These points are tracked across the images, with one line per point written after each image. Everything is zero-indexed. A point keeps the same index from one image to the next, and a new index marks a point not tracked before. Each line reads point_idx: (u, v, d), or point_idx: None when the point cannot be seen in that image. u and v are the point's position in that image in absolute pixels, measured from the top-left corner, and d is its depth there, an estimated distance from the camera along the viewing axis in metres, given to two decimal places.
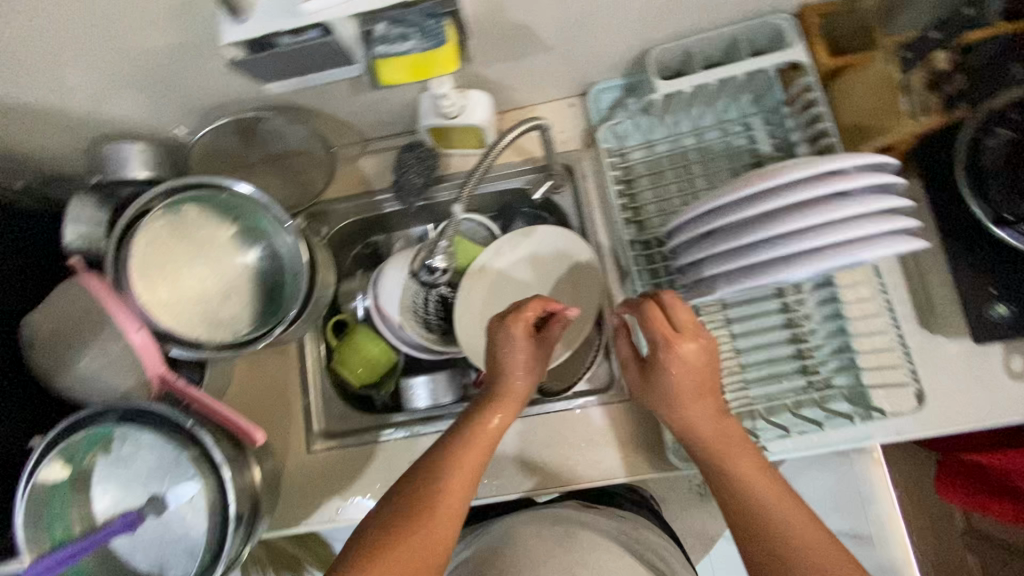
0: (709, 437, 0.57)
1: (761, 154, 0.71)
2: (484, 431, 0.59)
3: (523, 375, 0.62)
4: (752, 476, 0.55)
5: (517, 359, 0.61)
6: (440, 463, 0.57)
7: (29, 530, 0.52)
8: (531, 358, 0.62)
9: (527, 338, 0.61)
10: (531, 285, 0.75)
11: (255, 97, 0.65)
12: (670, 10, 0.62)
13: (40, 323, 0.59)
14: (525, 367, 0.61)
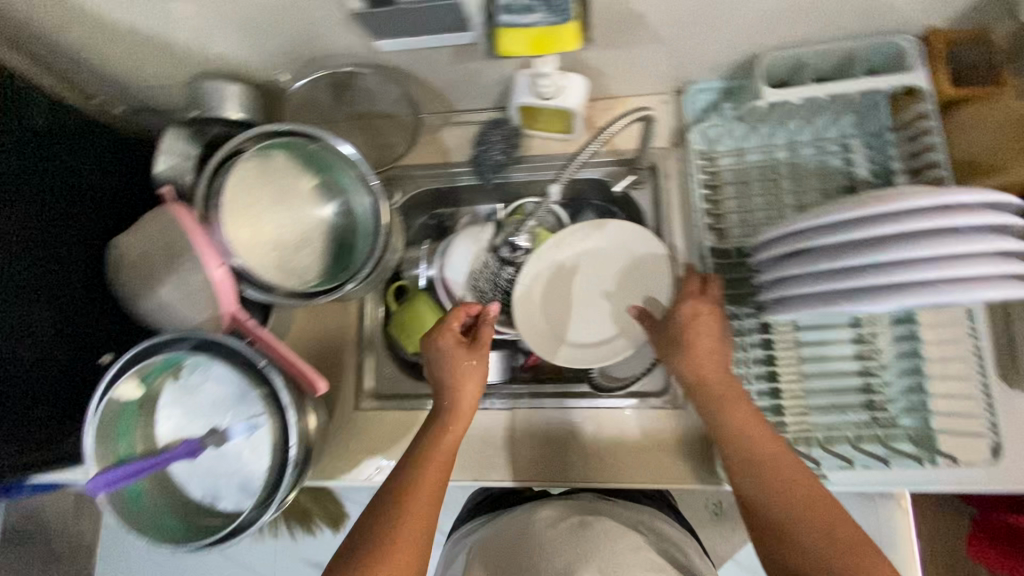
0: (721, 393, 0.57)
1: (856, 178, 0.69)
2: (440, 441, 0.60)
3: (463, 386, 0.62)
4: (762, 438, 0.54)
5: (452, 373, 0.62)
6: (405, 475, 0.58)
7: (99, 442, 0.54)
8: (466, 368, 0.62)
9: (450, 351, 0.63)
10: (597, 278, 0.74)
11: (355, 52, 0.65)
12: (793, 16, 0.60)
13: (128, 246, 0.61)
14: (462, 379, 0.62)
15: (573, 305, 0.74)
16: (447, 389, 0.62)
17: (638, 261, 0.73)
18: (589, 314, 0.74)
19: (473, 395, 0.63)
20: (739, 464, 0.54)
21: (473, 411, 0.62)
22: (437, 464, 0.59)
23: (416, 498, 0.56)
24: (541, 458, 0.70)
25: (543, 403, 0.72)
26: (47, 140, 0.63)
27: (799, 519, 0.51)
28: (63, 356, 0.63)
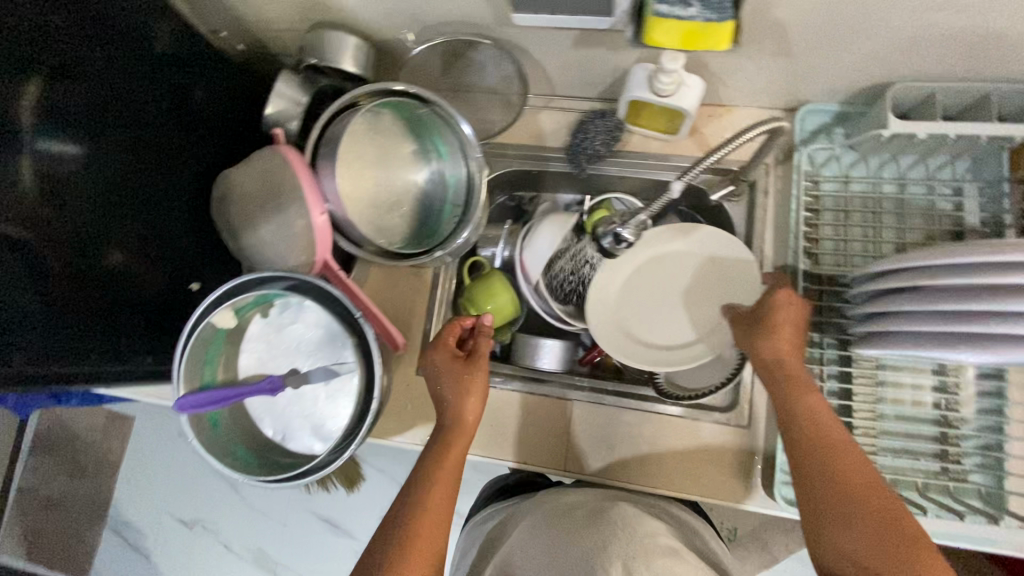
0: (794, 377, 0.54)
1: (964, 224, 0.67)
2: (445, 455, 0.61)
3: (465, 399, 0.63)
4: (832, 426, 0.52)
5: (452, 387, 0.63)
6: (417, 484, 0.60)
7: (190, 365, 0.56)
8: (466, 383, 0.63)
9: (449, 366, 0.64)
10: (677, 283, 0.74)
11: (479, 24, 0.65)
12: (936, 48, 0.58)
13: (237, 182, 0.63)
14: (463, 394, 0.63)
15: (652, 303, 0.75)
16: (450, 406, 0.63)
17: (726, 268, 0.72)
18: (665, 316, 0.74)
19: (475, 408, 0.63)
20: (802, 447, 0.51)
21: (477, 422, 0.63)
22: (446, 477, 0.60)
23: (431, 504, 0.58)
24: (594, 452, 0.71)
25: (603, 399, 0.73)
26: (166, 63, 0.66)
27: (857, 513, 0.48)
28: (159, 270, 0.67)
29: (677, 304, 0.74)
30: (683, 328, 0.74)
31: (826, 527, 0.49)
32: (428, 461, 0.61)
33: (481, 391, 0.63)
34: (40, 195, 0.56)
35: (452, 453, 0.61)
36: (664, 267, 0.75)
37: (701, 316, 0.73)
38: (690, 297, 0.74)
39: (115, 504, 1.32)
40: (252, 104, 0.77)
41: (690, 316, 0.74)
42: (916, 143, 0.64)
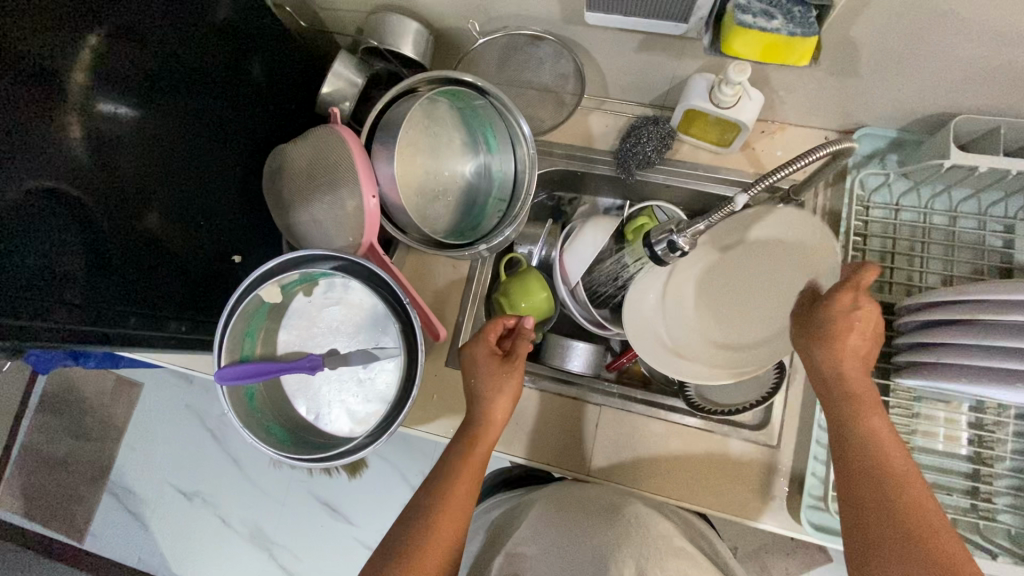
0: (854, 388, 0.53)
1: (1014, 261, 0.66)
2: (475, 453, 0.61)
3: (496, 398, 0.62)
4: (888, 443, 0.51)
5: (485, 384, 0.62)
6: (440, 478, 0.59)
7: (233, 337, 0.56)
8: (499, 382, 0.62)
9: (486, 363, 0.63)
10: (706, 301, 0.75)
11: (544, 20, 0.65)
12: (1006, 83, 0.57)
13: (296, 157, 0.63)
14: (496, 392, 0.62)
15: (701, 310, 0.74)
16: (480, 403, 0.62)
17: (806, 255, 0.67)
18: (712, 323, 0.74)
19: (505, 407, 0.63)
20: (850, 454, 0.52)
21: (505, 421, 0.63)
22: (470, 473, 0.60)
23: (451, 501, 0.58)
24: (618, 459, 0.70)
25: (631, 406, 0.72)
26: (225, 32, 0.66)
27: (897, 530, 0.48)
28: (201, 239, 0.67)
29: (727, 313, 0.74)
30: (731, 337, 0.72)
31: (865, 538, 0.49)
32: (453, 456, 0.61)
33: (514, 391, 0.63)
34: (89, 151, 0.53)
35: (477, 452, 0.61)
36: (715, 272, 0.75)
37: (740, 331, 0.72)
38: (745, 304, 0.73)
39: (117, 467, 1.32)
40: (304, 87, 0.80)
41: (742, 324, 0.72)
42: (974, 176, 0.63)
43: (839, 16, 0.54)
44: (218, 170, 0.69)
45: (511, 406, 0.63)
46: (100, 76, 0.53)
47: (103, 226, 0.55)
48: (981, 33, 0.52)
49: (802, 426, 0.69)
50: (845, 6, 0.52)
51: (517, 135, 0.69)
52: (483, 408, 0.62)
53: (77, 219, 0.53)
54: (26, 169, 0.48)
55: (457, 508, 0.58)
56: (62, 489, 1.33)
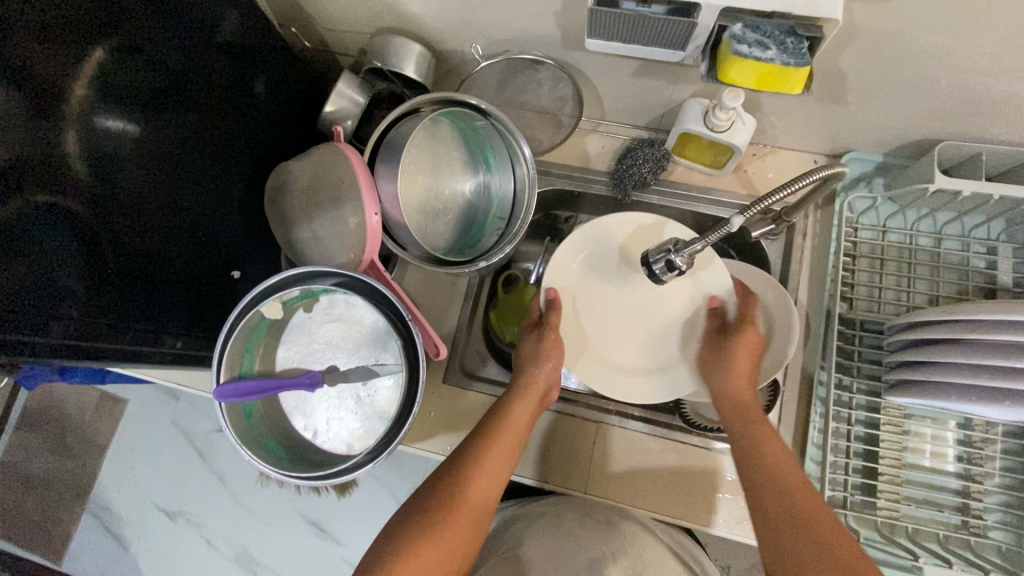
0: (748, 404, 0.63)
1: (996, 283, 0.68)
2: (512, 423, 0.63)
3: (537, 370, 0.67)
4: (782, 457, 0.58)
5: (528, 359, 0.68)
6: (476, 442, 0.61)
7: (232, 352, 0.56)
8: (536, 352, 0.68)
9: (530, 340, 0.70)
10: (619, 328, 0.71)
11: (544, 45, 0.67)
12: (984, 112, 0.60)
13: (298, 176, 0.64)
14: (537, 364, 0.67)
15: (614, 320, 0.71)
16: (522, 374, 0.67)
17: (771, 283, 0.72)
18: (614, 329, 0.71)
19: (544, 377, 0.67)
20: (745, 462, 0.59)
21: (543, 398, 0.67)
22: (508, 437, 0.62)
23: (488, 461, 0.60)
24: (615, 478, 0.70)
25: (627, 423, 0.72)
26: (227, 50, 0.67)
27: (798, 527, 0.51)
28: (198, 255, 0.67)
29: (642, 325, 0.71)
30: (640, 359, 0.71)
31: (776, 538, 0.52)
32: (492, 417, 0.63)
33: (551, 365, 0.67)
34: (87, 166, 0.52)
35: (515, 415, 0.64)
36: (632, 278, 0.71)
37: (654, 347, 0.71)
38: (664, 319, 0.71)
39: (99, 486, 1.28)
40: (303, 106, 0.82)
41: (652, 340, 0.71)
42: (958, 200, 0.66)
43: (828, 48, 0.57)
44: (216, 186, 0.69)
45: (551, 384, 0.68)
46: (102, 89, 0.52)
47: (100, 240, 0.54)
48: (962, 65, 0.54)
49: (797, 444, 0.69)
50: (835, 37, 0.55)
51: (517, 156, 0.70)
52: (525, 382, 0.67)
53: (74, 233, 0.52)
54: (27, 184, 0.48)
55: (488, 472, 0.59)
56: (40, 510, 1.29)
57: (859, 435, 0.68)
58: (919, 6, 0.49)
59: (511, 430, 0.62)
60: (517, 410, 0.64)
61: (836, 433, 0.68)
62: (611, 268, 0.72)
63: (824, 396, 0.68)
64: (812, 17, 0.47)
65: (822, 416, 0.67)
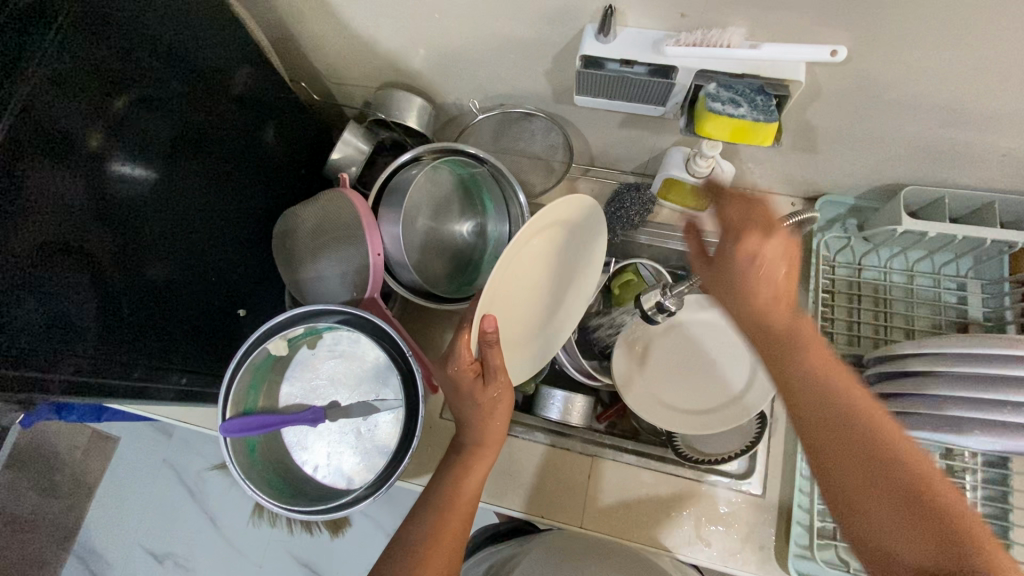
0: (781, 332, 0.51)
1: (969, 318, 0.72)
2: (463, 493, 0.59)
3: (489, 420, 0.59)
4: (843, 377, 0.49)
5: (477, 413, 0.59)
6: (428, 517, 0.58)
7: (238, 390, 0.57)
8: (490, 401, 0.58)
9: (467, 387, 0.57)
10: (532, 300, 0.65)
11: (537, 98, 0.72)
12: (944, 159, 0.65)
13: (303, 219, 0.67)
14: (484, 417, 0.59)
15: (521, 300, 0.63)
16: (472, 425, 0.60)
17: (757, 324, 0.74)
18: (518, 300, 0.63)
19: (500, 424, 0.60)
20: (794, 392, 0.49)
21: (502, 439, 0.61)
22: (460, 507, 0.58)
23: (449, 525, 0.57)
24: (609, 511, 0.71)
25: (622, 456, 0.74)
26: (240, 102, 0.71)
27: (878, 474, 0.44)
28: (206, 294, 0.70)
29: (534, 285, 0.65)
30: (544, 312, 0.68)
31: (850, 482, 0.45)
32: (442, 486, 0.59)
33: (504, 408, 0.59)
34: (105, 212, 0.56)
35: (472, 476, 0.59)
36: (527, 254, 0.61)
37: (548, 297, 0.67)
38: (568, 272, 0.68)
39: (88, 527, 1.27)
40: (310, 152, 0.87)
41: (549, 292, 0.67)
42: (926, 240, 0.70)
43: (797, 104, 0.62)
44: (225, 229, 0.72)
45: (506, 426, 0.61)
46: (119, 139, 0.56)
47: (115, 278, 0.57)
48: (919, 118, 0.60)
49: (786, 475, 0.71)
50: (802, 94, 0.60)
51: (511, 198, 0.74)
52: (476, 436, 0.60)
53: (35, 221, 0.49)
54: (27, 218, 0.48)
55: (439, 561, 0.56)
56: (26, 552, 1.27)
57: None
58: (875, 68, 0.54)
59: (466, 493, 0.58)
60: (474, 467, 0.60)
61: None
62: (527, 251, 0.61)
63: None
64: (778, 78, 0.53)
65: None
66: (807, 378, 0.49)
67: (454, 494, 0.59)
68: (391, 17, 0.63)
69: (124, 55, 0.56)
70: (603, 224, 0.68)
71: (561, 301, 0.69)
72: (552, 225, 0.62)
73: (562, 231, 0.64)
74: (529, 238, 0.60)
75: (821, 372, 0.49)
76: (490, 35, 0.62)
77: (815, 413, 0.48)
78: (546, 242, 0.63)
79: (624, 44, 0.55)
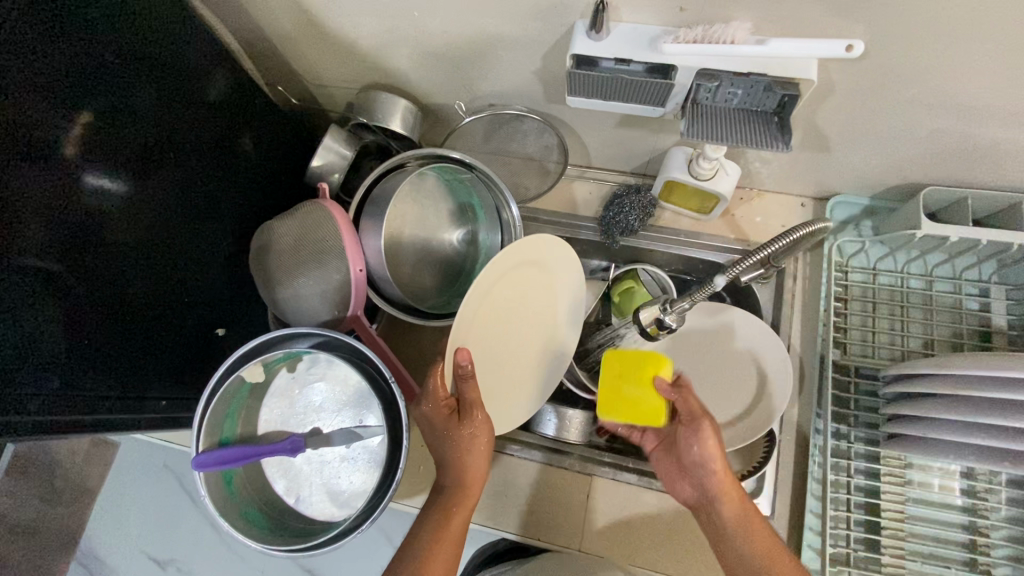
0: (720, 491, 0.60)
1: (992, 326, 0.67)
2: (447, 531, 0.56)
3: (467, 458, 0.58)
4: (765, 538, 0.57)
5: (454, 449, 0.58)
6: (411, 553, 0.55)
7: (212, 420, 0.54)
8: (465, 438, 0.58)
9: (441, 423, 0.58)
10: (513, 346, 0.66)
11: (528, 99, 0.68)
12: (967, 158, 0.60)
13: (281, 234, 0.63)
14: (463, 453, 0.58)
15: (501, 343, 0.65)
16: (453, 466, 0.59)
17: (767, 336, 0.70)
18: (498, 346, 0.65)
19: (480, 462, 0.59)
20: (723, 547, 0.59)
21: (484, 478, 0.60)
22: (446, 544, 0.56)
23: (433, 566, 0.54)
24: (609, 533, 0.68)
25: (622, 475, 0.70)
26: (217, 110, 0.68)
27: None
28: (184, 313, 0.67)
29: (516, 331, 0.66)
30: (530, 360, 0.68)
31: None
32: (427, 522, 0.57)
33: (483, 448, 0.59)
34: (77, 230, 0.53)
35: (458, 515, 0.57)
36: (504, 297, 0.64)
37: (532, 342, 0.68)
38: (547, 319, 0.69)
39: None
40: (295, 157, 0.83)
41: (532, 337, 0.68)
42: (946, 243, 0.65)
43: (808, 101, 0.57)
44: (203, 244, 0.69)
45: (486, 466, 0.59)
46: (92, 152, 0.54)
47: (88, 299, 0.54)
48: (944, 114, 0.55)
49: (795, 494, 0.68)
50: (813, 92, 0.56)
51: (502, 206, 0.70)
52: (458, 475, 0.59)
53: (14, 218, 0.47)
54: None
55: None
56: None
57: (858, 486, 0.65)
58: (894, 64, 0.49)
59: (452, 531, 0.56)
60: (460, 506, 0.58)
61: (835, 485, 0.65)
62: (502, 294, 0.63)
63: (820, 445, 0.66)
64: (787, 76, 0.48)
65: (819, 465, 0.65)
66: (734, 541, 0.58)
67: (440, 532, 0.56)
68: (367, 15, 0.59)
69: (91, 61, 0.52)
70: (579, 272, 0.70)
71: (548, 347, 0.69)
72: (523, 265, 0.65)
73: (536, 274, 0.66)
74: (506, 275, 0.63)
75: (743, 533, 0.58)
76: (475, 33, 0.58)
77: (740, 568, 0.57)
78: (525, 285, 0.65)
79: (617, 43, 0.50)
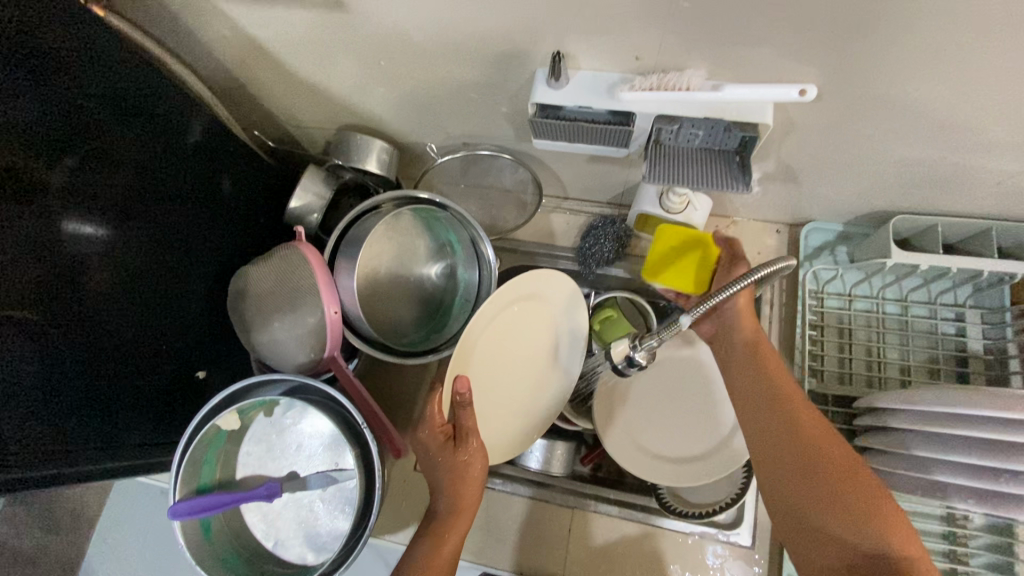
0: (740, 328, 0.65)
1: (967, 351, 0.67)
2: (437, 561, 0.55)
3: (463, 485, 0.57)
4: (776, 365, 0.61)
5: (450, 475, 0.57)
6: None
7: (189, 469, 0.55)
8: (460, 465, 0.57)
9: (436, 449, 0.58)
10: (507, 379, 0.68)
11: (500, 137, 0.69)
12: (932, 187, 0.61)
13: (261, 278, 0.64)
14: (458, 480, 0.57)
15: (498, 371, 0.67)
16: (445, 494, 0.58)
17: None
18: (497, 376, 0.67)
19: (476, 486, 0.58)
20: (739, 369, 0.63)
21: (476, 507, 0.58)
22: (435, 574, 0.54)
23: None
24: (593, 566, 0.68)
25: (604, 507, 0.71)
26: (196, 153, 0.69)
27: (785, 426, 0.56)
28: (166, 357, 0.67)
29: (514, 362, 0.69)
30: (526, 395, 0.70)
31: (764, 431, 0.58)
32: (416, 553, 0.56)
33: (477, 477, 0.58)
34: (53, 279, 0.54)
35: (449, 543, 0.56)
36: (502, 329, 0.67)
37: (529, 376, 0.70)
38: (543, 352, 0.70)
39: None
40: (278, 194, 0.83)
41: (528, 369, 0.70)
42: (918, 270, 0.66)
43: (772, 137, 0.58)
44: (185, 287, 0.70)
45: (480, 491, 0.58)
46: (70, 200, 0.55)
47: (65, 353, 0.55)
48: (906, 146, 0.55)
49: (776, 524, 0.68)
50: (775, 130, 0.56)
51: (477, 240, 0.70)
52: (450, 501, 0.57)
53: None
54: None
55: None
56: None
57: None
58: (848, 103, 0.50)
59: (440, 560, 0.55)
60: (449, 535, 0.56)
61: None
62: (502, 324, 0.67)
63: None
64: (743, 120, 0.49)
65: None
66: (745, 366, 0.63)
67: (428, 561, 0.55)
68: (338, 64, 0.61)
69: (65, 110, 0.54)
70: (582, 312, 0.70)
71: (543, 380, 0.70)
72: (525, 297, 0.67)
73: (538, 304, 0.68)
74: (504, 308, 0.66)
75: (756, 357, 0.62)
76: (443, 78, 0.59)
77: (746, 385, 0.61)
78: (526, 317, 0.68)
79: (577, 89, 0.51)
